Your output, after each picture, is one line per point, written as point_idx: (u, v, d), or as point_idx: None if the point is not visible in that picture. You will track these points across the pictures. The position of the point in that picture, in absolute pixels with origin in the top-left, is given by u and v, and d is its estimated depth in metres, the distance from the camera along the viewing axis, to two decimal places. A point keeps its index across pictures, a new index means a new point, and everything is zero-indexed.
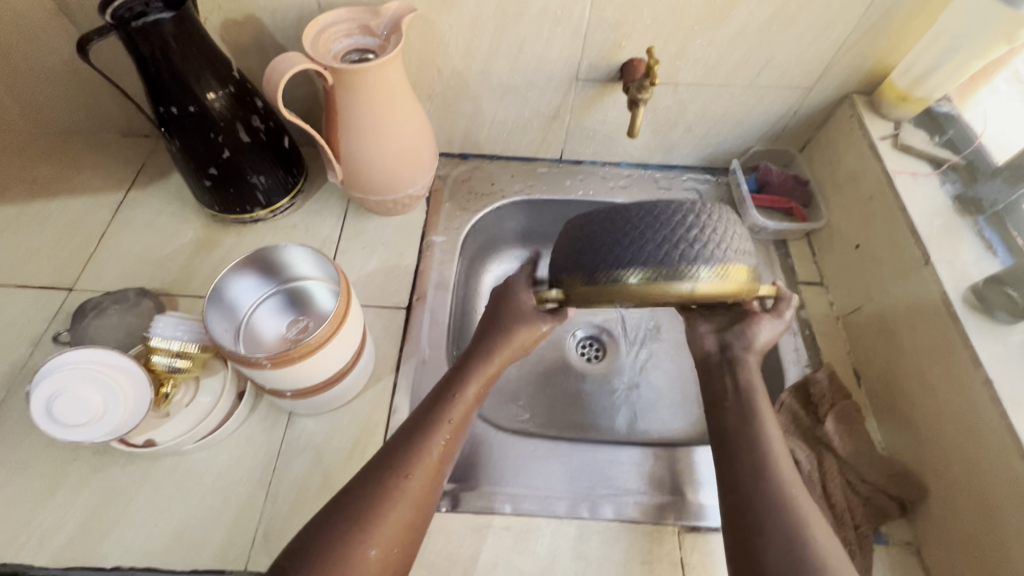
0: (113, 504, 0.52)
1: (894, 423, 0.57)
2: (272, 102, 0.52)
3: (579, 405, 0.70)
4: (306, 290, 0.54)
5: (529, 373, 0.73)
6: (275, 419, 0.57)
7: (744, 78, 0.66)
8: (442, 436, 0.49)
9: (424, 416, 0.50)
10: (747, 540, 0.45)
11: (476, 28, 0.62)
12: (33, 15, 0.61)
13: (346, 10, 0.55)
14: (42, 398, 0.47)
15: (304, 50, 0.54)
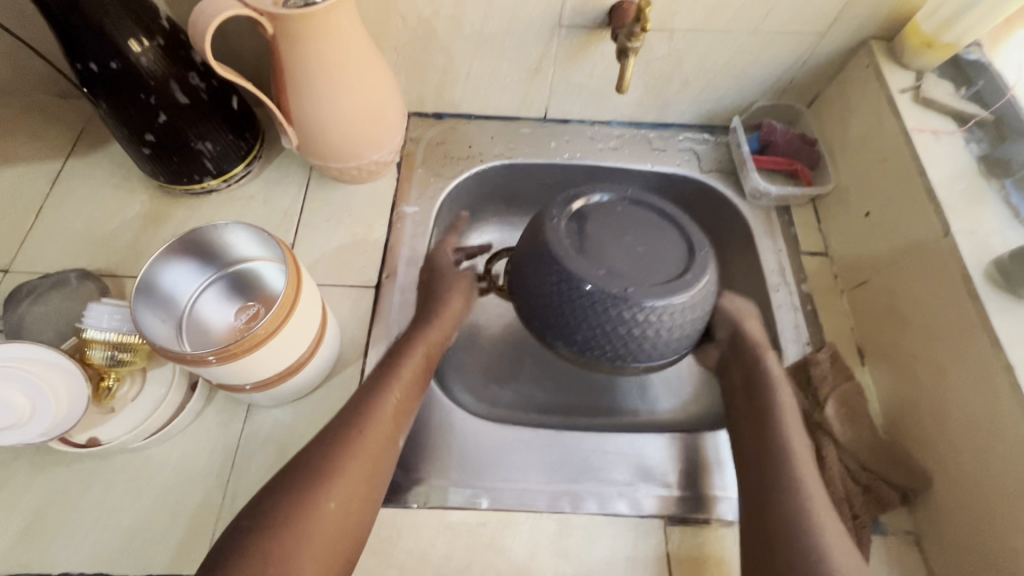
0: (59, 505, 0.48)
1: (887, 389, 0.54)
2: (203, 56, 0.45)
3: (564, 385, 0.67)
4: (249, 272, 0.49)
5: (513, 354, 0.68)
6: (233, 410, 0.53)
7: (749, 22, 0.59)
8: (397, 397, 0.48)
9: (378, 379, 0.49)
10: (753, 519, 0.46)
11: None
12: None
13: None
14: None
15: None
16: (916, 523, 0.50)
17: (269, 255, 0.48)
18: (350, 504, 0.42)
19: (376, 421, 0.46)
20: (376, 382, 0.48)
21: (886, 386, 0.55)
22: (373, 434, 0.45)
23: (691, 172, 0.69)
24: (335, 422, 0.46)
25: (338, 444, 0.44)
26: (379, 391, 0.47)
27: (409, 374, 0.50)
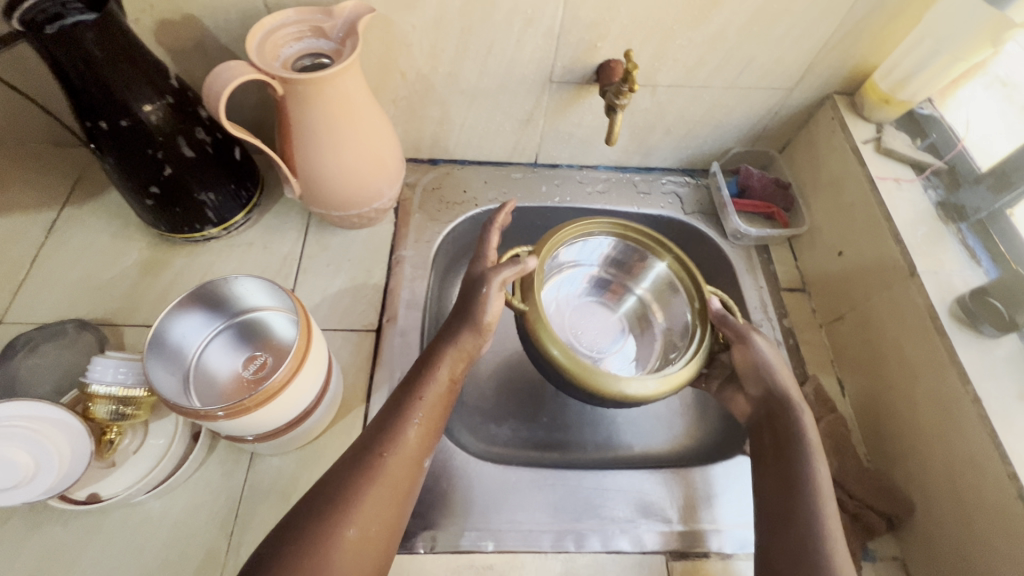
0: (55, 563, 0.47)
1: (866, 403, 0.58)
2: (217, 118, 0.47)
3: (559, 420, 0.68)
4: (254, 318, 0.50)
5: (507, 389, 0.69)
6: (236, 458, 0.52)
7: (724, 79, 0.63)
8: (411, 433, 0.47)
9: (393, 412, 0.47)
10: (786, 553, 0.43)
11: (441, 29, 0.57)
12: None
13: (294, 11, 0.50)
14: None
15: (249, 58, 0.48)
16: (902, 548, 0.52)
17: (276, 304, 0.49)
18: (372, 540, 0.43)
19: (399, 456, 0.45)
20: (386, 414, 0.47)
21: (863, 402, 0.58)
22: (387, 470, 0.45)
23: (675, 214, 0.73)
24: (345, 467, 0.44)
25: (351, 477, 0.44)
26: (394, 427, 0.46)
27: (434, 403, 0.49)
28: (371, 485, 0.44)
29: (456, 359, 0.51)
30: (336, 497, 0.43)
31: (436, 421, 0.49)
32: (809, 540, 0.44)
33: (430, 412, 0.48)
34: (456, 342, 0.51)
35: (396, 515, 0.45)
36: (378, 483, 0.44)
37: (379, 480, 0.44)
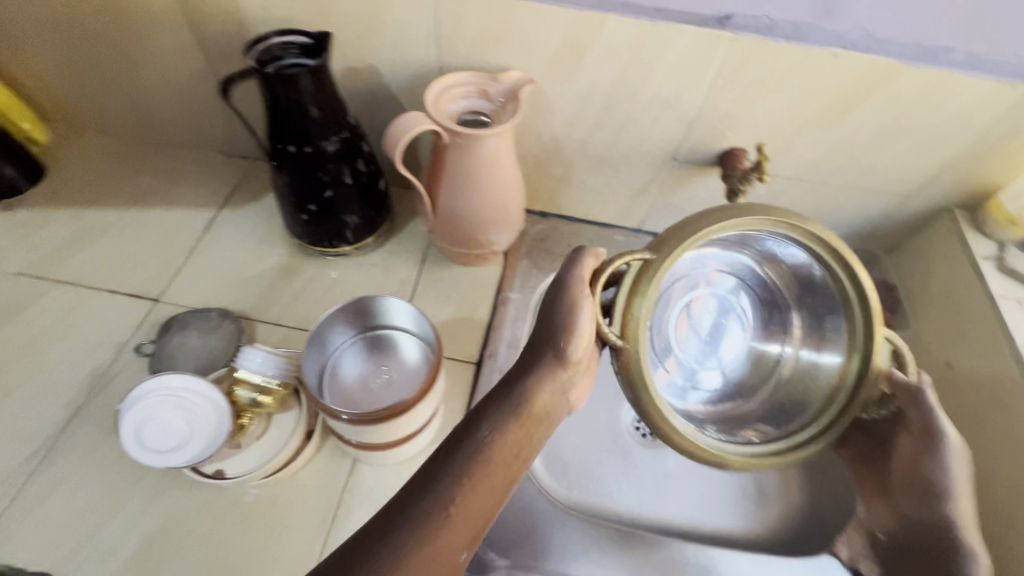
0: (173, 530, 0.51)
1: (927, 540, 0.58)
2: (392, 158, 0.54)
3: (629, 479, 0.68)
4: (402, 340, 0.54)
5: (584, 441, 0.70)
6: (339, 462, 0.56)
7: (843, 178, 0.66)
8: (466, 502, 0.35)
9: (431, 478, 0.36)
10: None
11: (585, 103, 0.62)
12: (174, 42, 0.66)
13: (468, 74, 0.57)
14: (128, 432, 0.47)
15: (425, 108, 0.55)
16: None
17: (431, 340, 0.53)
18: None
19: (429, 546, 0.33)
20: (430, 478, 0.36)
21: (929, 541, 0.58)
22: (450, 532, 0.34)
23: None
24: (357, 540, 0.33)
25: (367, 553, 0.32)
26: (448, 493, 0.35)
27: (507, 460, 0.38)
28: (427, 556, 0.33)
29: (537, 403, 0.41)
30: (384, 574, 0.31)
31: (491, 500, 0.37)
32: None
33: (498, 474, 0.37)
34: (528, 393, 0.41)
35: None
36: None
37: (434, 557, 0.33)
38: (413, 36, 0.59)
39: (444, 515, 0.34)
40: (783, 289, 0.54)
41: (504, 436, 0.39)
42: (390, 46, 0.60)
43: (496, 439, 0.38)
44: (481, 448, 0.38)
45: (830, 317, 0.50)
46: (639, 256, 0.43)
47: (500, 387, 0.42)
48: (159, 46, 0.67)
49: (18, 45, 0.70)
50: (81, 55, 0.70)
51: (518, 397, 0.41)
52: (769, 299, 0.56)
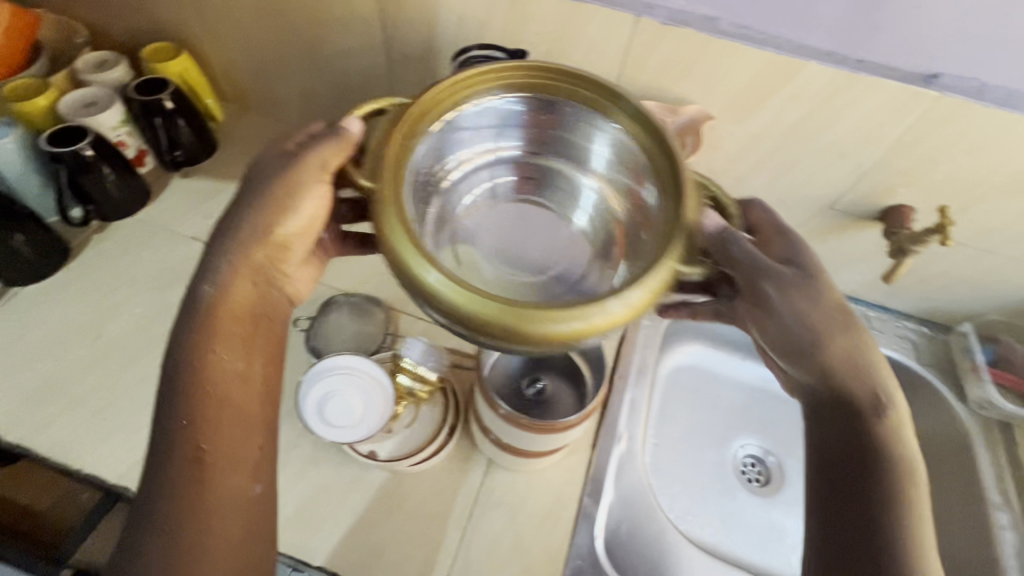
0: (325, 500, 0.54)
1: (828, 448, 0.42)
2: None
3: (731, 512, 0.73)
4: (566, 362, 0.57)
5: (689, 469, 0.74)
6: (475, 462, 0.58)
7: (1015, 250, 0.63)
8: (214, 466, 0.41)
9: (189, 422, 0.42)
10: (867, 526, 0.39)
11: (755, 141, 0.62)
12: (361, 42, 0.70)
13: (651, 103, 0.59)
14: (310, 411, 0.49)
15: None
16: None
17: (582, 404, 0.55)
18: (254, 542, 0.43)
19: (201, 488, 0.41)
20: (167, 443, 0.41)
21: (835, 455, 0.42)
22: (210, 490, 0.40)
23: (907, 360, 0.74)
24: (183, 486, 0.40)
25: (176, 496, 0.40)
26: (186, 461, 0.41)
27: (223, 397, 0.43)
28: (193, 509, 0.40)
29: (231, 324, 0.45)
30: (169, 550, 0.38)
31: (218, 420, 0.42)
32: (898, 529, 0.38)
33: (227, 423, 0.43)
34: (207, 320, 0.44)
35: (262, 525, 0.43)
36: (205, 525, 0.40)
37: (212, 508, 0.40)
38: (599, 62, 0.61)
39: (190, 463, 0.41)
40: (532, 118, 0.44)
41: (215, 374, 0.43)
42: (572, 69, 0.63)
43: (192, 377, 0.43)
44: (195, 398, 0.42)
45: (574, 132, 0.45)
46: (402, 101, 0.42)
47: (206, 329, 0.43)
48: (345, 43, 0.72)
49: (219, 30, 0.76)
50: (271, 45, 0.76)
51: (205, 322, 0.44)
52: (539, 144, 0.46)
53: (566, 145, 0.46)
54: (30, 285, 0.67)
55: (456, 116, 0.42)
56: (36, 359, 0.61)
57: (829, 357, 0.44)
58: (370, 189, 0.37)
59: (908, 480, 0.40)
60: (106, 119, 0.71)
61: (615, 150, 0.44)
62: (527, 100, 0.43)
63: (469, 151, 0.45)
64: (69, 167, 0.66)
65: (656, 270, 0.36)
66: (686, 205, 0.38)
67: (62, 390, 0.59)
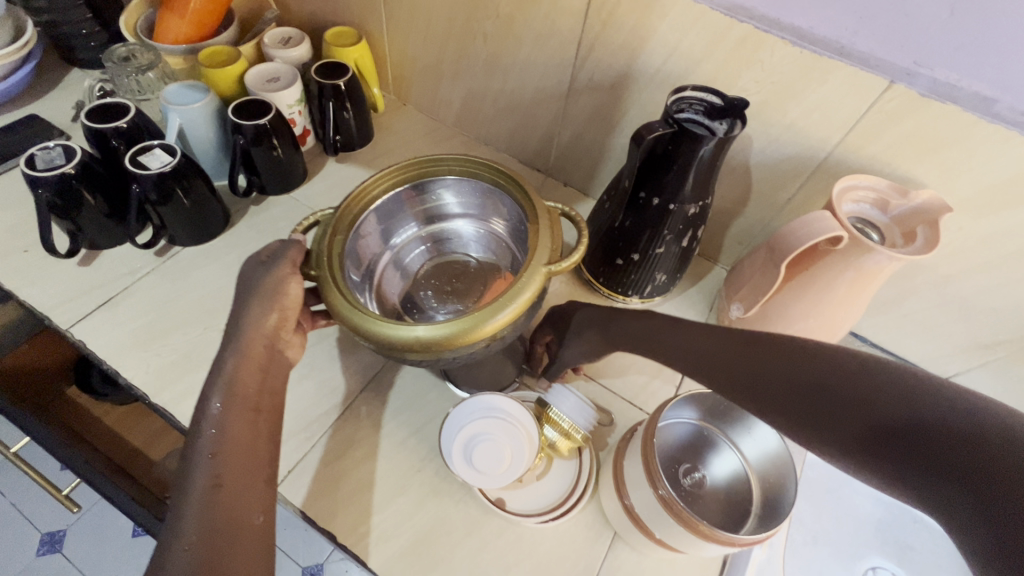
0: (440, 539, 0.51)
1: (835, 406, 0.32)
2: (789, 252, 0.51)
3: None
4: (726, 459, 0.50)
5: None
6: (600, 531, 0.53)
7: None
8: (224, 491, 0.38)
9: (194, 449, 0.40)
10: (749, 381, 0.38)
11: (989, 242, 0.53)
12: (547, 58, 0.68)
13: (877, 180, 0.53)
14: (458, 451, 0.47)
15: (830, 206, 0.51)
16: None
17: (736, 524, 0.46)
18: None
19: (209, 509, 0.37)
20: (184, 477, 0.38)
21: (858, 403, 0.31)
22: (223, 513, 0.37)
23: None
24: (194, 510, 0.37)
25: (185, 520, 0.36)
26: (205, 489, 0.38)
27: (237, 436, 0.42)
28: (218, 535, 0.36)
29: (247, 376, 0.45)
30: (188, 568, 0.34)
31: (232, 448, 0.41)
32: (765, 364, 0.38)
33: (240, 452, 0.40)
34: (232, 376, 0.44)
35: (268, 551, 0.39)
36: (215, 549, 0.35)
37: (225, 536, 0.36)
38: (820, 123, 0.54)
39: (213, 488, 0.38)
40: (411, 197, 0.59)
41: (233, 421, 0.42)
42: (783, 125, 0.57)
43: (214, 425, 0.41)
44: (213, 436, 0.40)
45: (427, 195, 0.60)
46: (324, 211, 0.54)
47: (222, 386, 0.43)
48: (528, 57, 0.69)
49: (402, 24, 0.76)
50: (451, 46, 0.75)
51: (231, 379, 0.44)
52: (410, 206, 0.61)
53: (416, 210, 0.61)
54: (190, 246, 0.68)
55: (378, 210, 0.57)
56: (187, 322, 0.62)
57: (728, 359, 0.41)
58: (319, 274, 0.48)
59: (827, 355, 0.35)
60: (286, 97, 0.72)
61: (462, 195, 0.60)
62: (447, 177, 0.58)
63: (399, 233, 0.62)
64: (247, 138, 0.67)
65: (528, 277, 0.46)
66: (542, 226, 0.50)
67: (203, 359, 0.59)
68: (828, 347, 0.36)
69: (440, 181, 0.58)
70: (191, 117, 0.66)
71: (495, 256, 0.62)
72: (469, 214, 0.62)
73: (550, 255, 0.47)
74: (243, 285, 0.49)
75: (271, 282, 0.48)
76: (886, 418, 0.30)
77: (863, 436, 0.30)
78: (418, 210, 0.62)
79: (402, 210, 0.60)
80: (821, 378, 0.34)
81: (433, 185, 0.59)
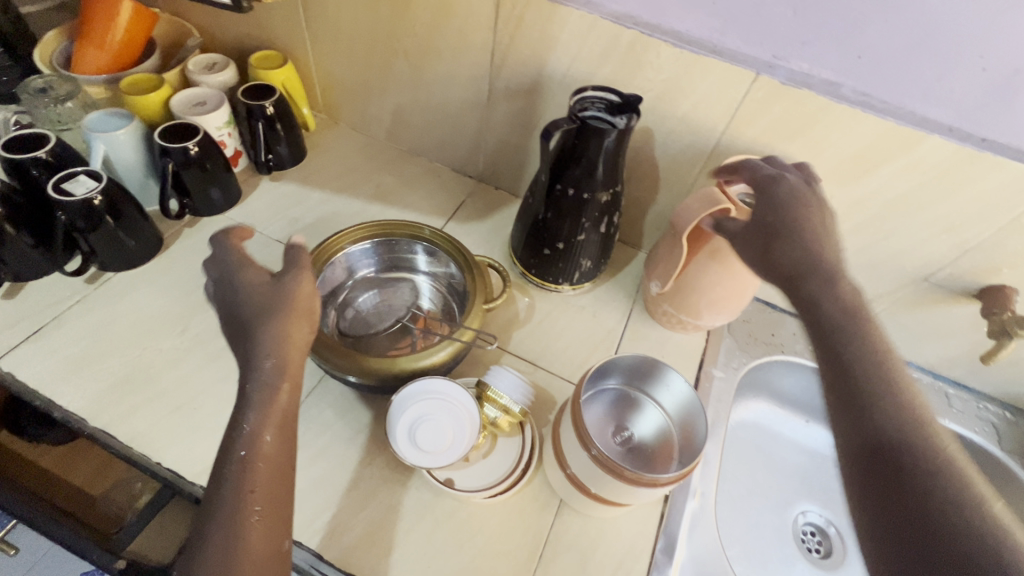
0: (393, 524, 0.53)
1: (890, 478, 0.34)
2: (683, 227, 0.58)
3: None
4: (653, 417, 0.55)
5: (750, 531, 0.72)
6: (547, 500, 0.57)
7: None
8: (260, 512, 0.40)
9: (229, 460, 0.41)
10: (842, 362, 0.40)
11: (856, 207, 0.62)
12: (466, 71, 0.73)
13: (754, 159, 0.60)
14: (405, 440, 0.50)
15: (717, 184, 0.58)
16: None
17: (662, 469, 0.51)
18: None
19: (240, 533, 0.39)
20: (217, 486, 0.41)
21: (897, 477, 0.34)
22: (255, 534, 0.39)
23: (991, 446, 0.70)
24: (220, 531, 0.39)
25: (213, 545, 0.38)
26: (237, 510, 0.40)
27: (273, 448, 0.43)
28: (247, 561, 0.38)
29: (288, 379, 0.46)
30: None
31: (267, 464, 0.42)
32: (872, 387, 0.38)
33: (273, 468, 0.42)
34: (274, 382, 0.45)
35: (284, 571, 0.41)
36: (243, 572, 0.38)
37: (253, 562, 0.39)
38: (707, 114, 0.62)
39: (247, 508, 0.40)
40: (380, 247, 0.65)
41: (268, 433, 0.43)
42: (676, 118, 0.64)
43: (249, 438, 0.42)
44: (248, 450, 0.42)
45: (394, 245, 0.65)
46: None
47: (262, 394, 0.44)
48: (448, 70, 0.74)
49: (328, 47, 0.80)
50: (376, 64, 0.79)
51: (266, 384, 0.45)
52: (376, 251, 0.66)
53: (382, 255, 0.66)
54: (123, 271, 0.68)
55: (346, 252, 0.63)
56: (124, 345, 0.62)
57: (858, 402, 0.38)
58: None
59: (905, 408, 0.37)
60: (213, 119, 0.73)
61: (427, 255, 0.66)
62: (415, 240, 0.65)
63: (358, 271, 0.66)
64: (176, 161, 0.68)
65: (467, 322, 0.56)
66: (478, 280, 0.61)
67: (143, 379, 0.59)
68: (910, 409, 0.37)
69: (405, 239, 0.65)
70: (117, 143, 0.66)
71: (437, 312, 0.65)
72: (427, 272, 0.67)
73: (486, 298, 0.60)
74: (274, 282, 0.50)
75: (295, 285, 0.49)
76: (922, 507, 0.32)
77: (881, 493, 0.34)
78: (382, 257, 0.66)
79: (365, 253, 0.65)
80: (882, 425, 0.36)
81: (405, 241, 0.65)
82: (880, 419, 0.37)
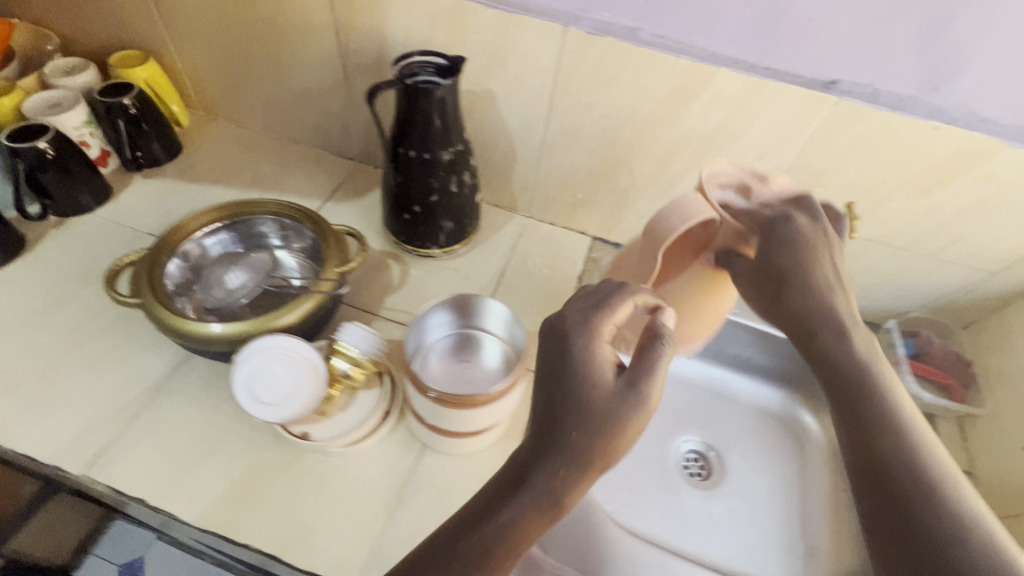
0: (253, 481, 0.55)
1: (895, 500, 0.40)
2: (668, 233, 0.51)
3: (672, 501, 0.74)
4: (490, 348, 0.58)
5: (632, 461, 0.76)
6: (409, 444, 0.60)
7: (926, 247, 0.67)
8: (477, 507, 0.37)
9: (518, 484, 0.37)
10: (848, 397, 0.46)
11: (682, 145, 0.67)
12: (319, 52, 0.75)
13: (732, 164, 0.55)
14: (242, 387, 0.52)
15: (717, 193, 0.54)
16: None
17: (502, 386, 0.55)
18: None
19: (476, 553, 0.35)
20: (504, 508, 0.36)
21: (897, 495, 0.40)
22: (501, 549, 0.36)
23: None
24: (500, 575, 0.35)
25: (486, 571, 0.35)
26: (513, 530, 0.36)
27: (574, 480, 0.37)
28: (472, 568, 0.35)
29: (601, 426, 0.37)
30: None
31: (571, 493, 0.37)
32: (881, 416, 0.44)
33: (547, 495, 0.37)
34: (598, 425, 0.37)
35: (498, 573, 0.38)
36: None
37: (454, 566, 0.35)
38: (536, 71, 0.66)
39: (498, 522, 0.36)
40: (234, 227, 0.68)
41: (562, 461, 0.37)
42: (511, 78, 0.67)
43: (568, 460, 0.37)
44: (547, 475, 0.37)
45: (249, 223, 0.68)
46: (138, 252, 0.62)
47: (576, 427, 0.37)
48: (303, 54, 0.76)
49: (188, 42, 0.81)
50: (236, 54, 0.80)
51: (584, 422, 0.38)
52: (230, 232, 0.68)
53: (237, 235, 0.68)
54: None
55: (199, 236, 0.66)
56: None
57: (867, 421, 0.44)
58: (141, 300, 0.58)
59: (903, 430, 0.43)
60: (69, 119, 0.74)
61: (282, 226, 0.68)
62: (268, 214, 0.68)
63: (215, 253, 0.67)
64: (26, 163, 0.68)
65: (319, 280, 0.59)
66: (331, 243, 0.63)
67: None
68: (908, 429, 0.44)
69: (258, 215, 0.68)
70: None
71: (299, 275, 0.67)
72: (285, 243, 0.69)
73: (341, 262, 0.62)
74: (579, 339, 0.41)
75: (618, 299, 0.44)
76: (912, 516, 0.38)
77: (885, 507, 0.40)
78: (239, 236, 0.68)
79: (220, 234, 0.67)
80: (885, 451, 0.42)
81: (257, 217, 0.68)
82: (891, 447, 0.42)
